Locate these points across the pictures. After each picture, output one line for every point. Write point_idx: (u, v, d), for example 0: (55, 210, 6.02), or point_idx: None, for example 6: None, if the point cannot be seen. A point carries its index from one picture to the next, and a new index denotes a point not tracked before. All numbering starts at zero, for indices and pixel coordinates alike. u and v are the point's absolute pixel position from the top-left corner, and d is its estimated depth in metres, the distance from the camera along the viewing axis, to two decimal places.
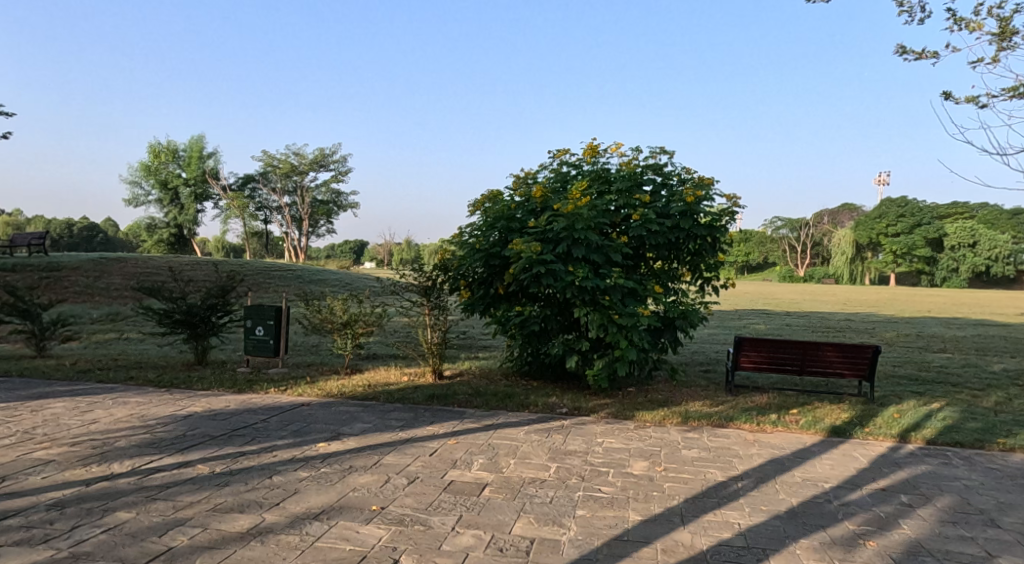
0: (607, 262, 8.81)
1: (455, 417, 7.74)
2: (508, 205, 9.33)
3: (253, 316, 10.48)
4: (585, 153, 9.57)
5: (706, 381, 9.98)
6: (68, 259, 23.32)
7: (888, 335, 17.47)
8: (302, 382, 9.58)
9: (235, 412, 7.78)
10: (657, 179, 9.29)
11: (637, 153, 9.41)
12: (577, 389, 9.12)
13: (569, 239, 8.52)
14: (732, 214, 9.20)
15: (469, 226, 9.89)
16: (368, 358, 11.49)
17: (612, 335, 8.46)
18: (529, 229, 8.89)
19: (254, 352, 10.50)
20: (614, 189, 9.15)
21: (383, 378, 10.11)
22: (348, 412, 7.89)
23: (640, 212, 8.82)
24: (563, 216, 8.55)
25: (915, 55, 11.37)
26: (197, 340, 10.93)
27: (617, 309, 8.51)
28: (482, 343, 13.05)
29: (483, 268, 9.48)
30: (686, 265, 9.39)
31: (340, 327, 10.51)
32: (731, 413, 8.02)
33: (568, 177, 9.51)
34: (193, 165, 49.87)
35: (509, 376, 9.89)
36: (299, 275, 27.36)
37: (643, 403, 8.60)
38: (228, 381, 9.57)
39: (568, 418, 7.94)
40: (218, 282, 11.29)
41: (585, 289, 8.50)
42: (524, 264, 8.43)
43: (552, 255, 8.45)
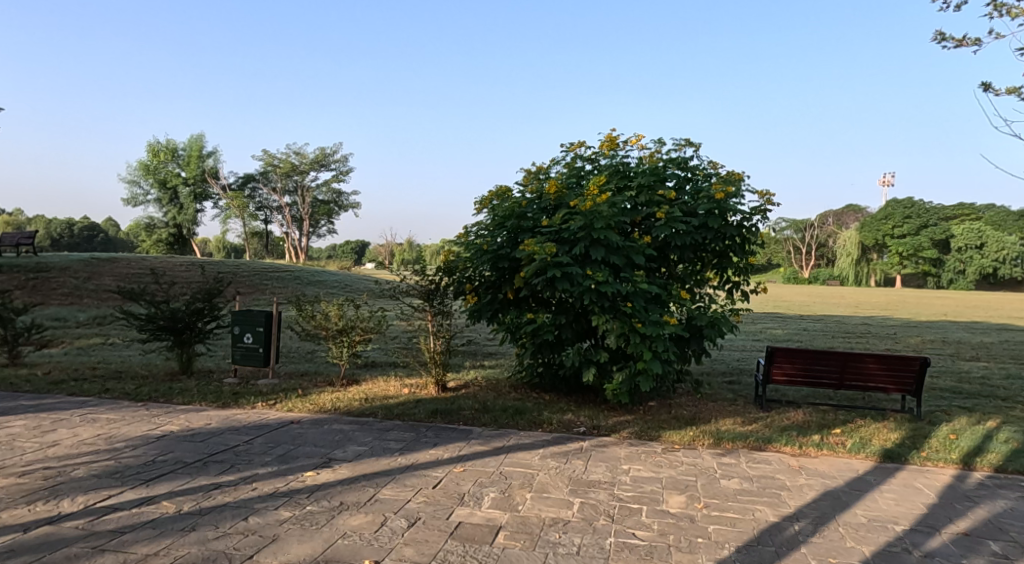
0: (628, 264, 7.99)
1: (460, 439, 6.94)
2: (518, 203, 8.54)
3: (242, 322, 9.70)
4: (603, 145, 8.79)
5: (733, 395, 9.18)
6: (59, 260, 22.55)
7: (913, 341, 16.63)
8: (293, 395, 8.78)
9: (216, 432, 6.98)
10: (683, 174, 8.50)
11: (659, 146, 8.61)
12: (594, 405, 8.33)
13: (588, 240, 7.71)
14: (765, 212, 8.41)
15: (475, 225, 9.10)
16: (366, 368, 10.70)
17: (634, 346, 7.66)
18: (542, 228, 8.09)
19: (242, 361, 9.71)
20: (635, 184, 8.35)
21: (382, 391, 9.31)
22: (342, 432, 7.09)
23: (665, 210, 8.01)
24: (580, 215, 7.74)
25: (956, 41, 10.54)
26: (182, 347, 10.15)
27: (640, 317, 7.71)
28: (488, 351, 12.23)
29: (491, 270, 8.68)
30: (713, 268, 8.59)
31: (335, 335, 9.72)
32: (769, 434, 7.21)
33: (584, 172, 8.73)
34: (193, 165, 49.13)
35: (519, 389, 9.10)
36: (297, 277, 26.52)
37: (668, 421, 7.80)
38: (212, 394, 8.76)
39: (586, 438, 7.14)
40: (205, 285, 10.50)
41: (605, 295, 7.69)
42: (537, 267, 7.63)
43: (568, 257, 7.64)
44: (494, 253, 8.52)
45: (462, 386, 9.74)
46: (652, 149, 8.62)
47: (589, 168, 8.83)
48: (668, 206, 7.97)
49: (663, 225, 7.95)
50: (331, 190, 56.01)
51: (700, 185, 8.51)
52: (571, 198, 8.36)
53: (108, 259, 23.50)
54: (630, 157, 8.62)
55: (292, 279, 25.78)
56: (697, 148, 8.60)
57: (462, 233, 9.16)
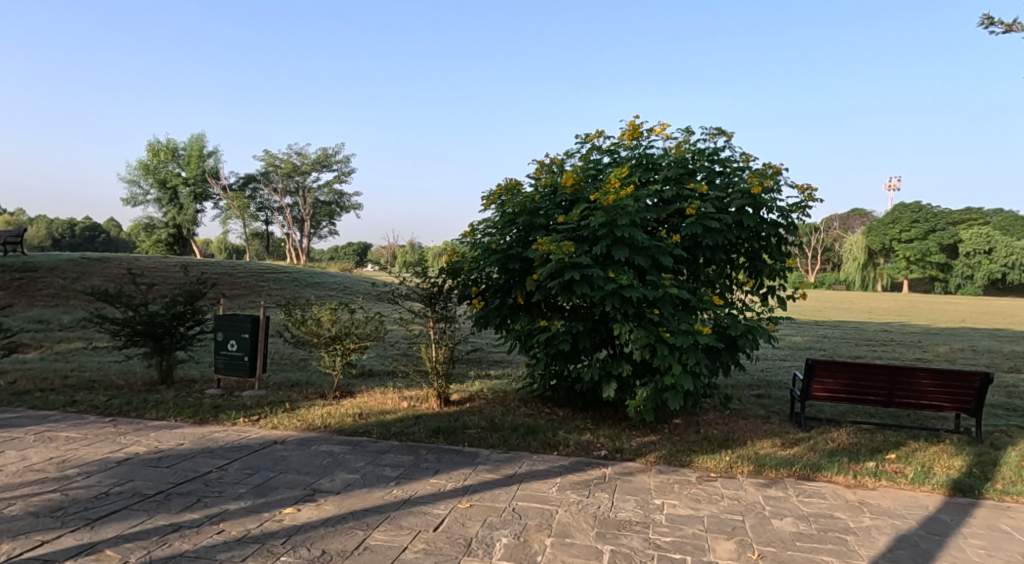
0: (654, 266, 7.14)
1: (466, 465, 6.09)
2: (531, 197, 7.70)
3: (226, 327, 8.86)
4: (624, 134, 7.94)
5: (766, 412, 8.33)
6: (49, 260, 21.75)
7: (940, 349, 15.77)
8: (279, 410, 7.93)
9: (188, 454, 6.14)
10: (714, 166, 7.64)
11: (688, 135, 7.77)
12: (613, 423, 7.48)
13: (609, 238, 6.86)
14: (805, 209, 7.57)
15: (482, 223, 8.27)
16: (362, 378, 9.84)
17: (662, 358, 6.79)
18: (557, 226, 7.24)
19: (226, 371, 8.87)
20: (661, 177, 7.51)
21: (378, 405, 8.46)
22: (331, 456, 6.24)
23: (696, 206, 7.16)
24: (601, 210, 6.89)
25: (1004, 25, 9.68)
26: (161, 355, 9.31)
27: (668, 326, 6.84)
28: (495, 360, 11.35)
29: (500, 272, 7.86)
30: (746, 271, 7.74)
31: (328, 342, 8.85)
32: (816, 460, 6.35)
33: (604, 165, 7.89)
34: (193, 165, 48.33)
35: (530, 404, 8.27)
36: (294, 278, 25.70)
37: (699, 442, 6.96)
38: (191, 407, 7.90)
39: (609, 464, 6.29)
40: (188, 287, 9.67)
41: (629, 300, 6.83)
42: (552, 269, 6.78)
43: (588, 258, 6.79)
44: (504, 253, 7.68)
45: (466, 400, 8.90)
46: (680, 139, 7.78)
47: (609, 160, 7.98)
48: (698, 202, 7.12)
49: (694, 221, 7.09)
50: (331, 191, 55.14)
51: (733, 178, 7.66)
52: (590, 193, 7.52)
53: (100, 259, 22.66)
54: (656, 147, 7.77)
55: (289, 281, 24.91)
56: (730, 138, 7.75)
57: (469, 231, 8.30)
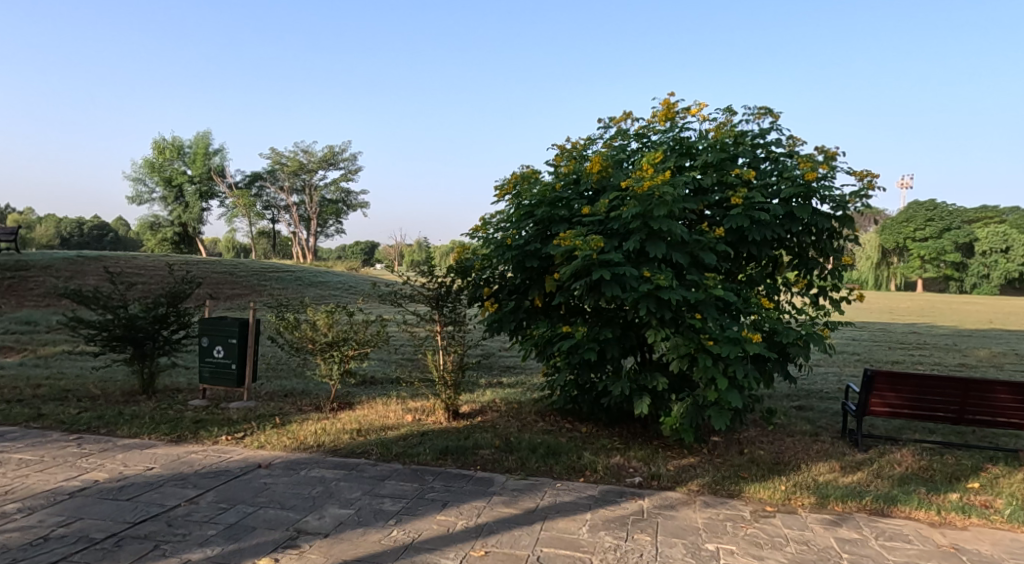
0: (693, 264, 6.24)
1: (480, 497, 5.20)
2: (551, 187, 6.83)
3: (212, 331, 8.01)
4: (656, 115, 7.06)
5: (814, 429, 7.41)
6: (46, 258, 20.98)
7: (980, 353, 14.77)
8: (268, 425, 7.07)
9: (155, 482, 5.28)
10: (759, 151, 6.76)
11: (728, 116, 6.89)
12: (645, 442, 6.59)
13: (643, 231, 5.97)
14: (864, 198, 6.65)
15: (496, 216, 7.41)
16: (363, 387, 8.97)
17: (704, 371, 5.90)
18: (583, 218, 6.35)
19: (211, 380, 8.01)
20: (699, 163, 6.61)
21: (380, 418, 7.60)
22: (322, 485, 5.37)
23: (742, 194, 6.26)
24: (634, 199, 6.00)
25: None
26: (142, 361, 8.47)
27: (711, 332, 5.95)
28: (507, 368, 10.47)
29: (516, 271, 6.99)
30: (795, 269, 6.84)
31: (324, 348, 7.96)
32: (888, 490, 5.44)
33: (633, 150, 7.01)
34: (199, 163, 47.62)
35: (549, 419, 7.41)
36: (298, 278, 24.94)
37: (746, 466, 6.06)
38: (169, 422, 7.03)
39: (645, 495, 5.40)
40: (170, 287, 8.83)
41: (666, 303, 5.93)
42: (578, 267, 5.89)
43: (619, 254, 5.89)
44: (521, 249, 6.82)
45: (477, 412, 8.04)
46: (719, 120, 6.90)
47: (639, 145, 7.10)
48: (745, 189, 6.22)
49: (740, 212, 6.19)
50: (337, 189, 54.33)
51: (780, 163, 6.77)
52: (619, 181, 6.64)
53: (97, 257, 21.91)
54: (692, 130, 6.90)
55: (291, 280, 24.07)
56: (777, 118, 6.86)
57: (480, 225, 7.42)
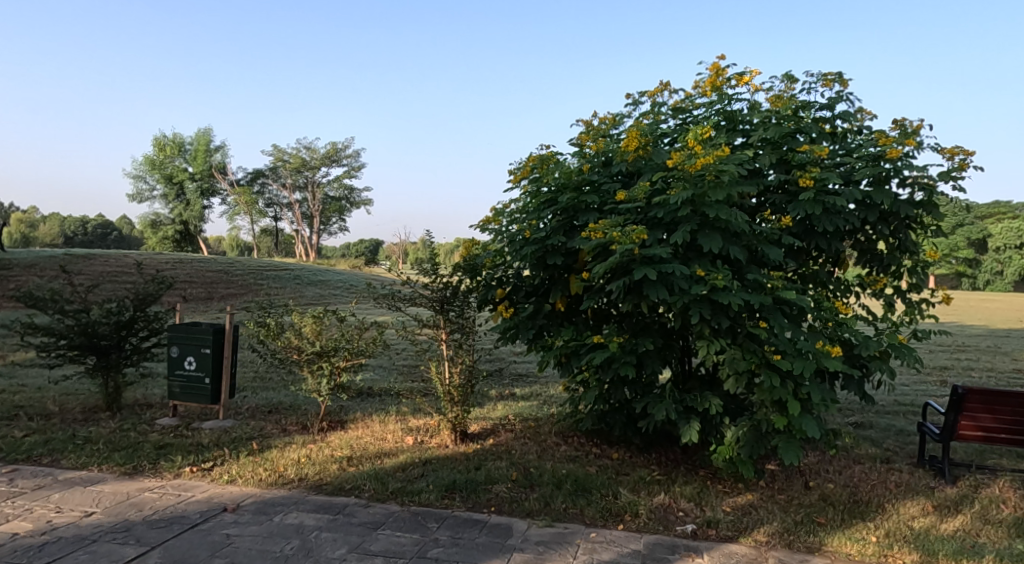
0: (753, 260, 5.14)
1: (496, 555, 4.13)
2: (578, 169, 5.75)
3: (183, 340, 6.92)
4: (701, 84, 5.97)
5: (884, 454, 6.31)
6: (32, 257, 19.95)
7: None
8: (244, 451, 6.00)
9: (89, 536, 4.23)
10: (825, 125, 5.66)
11: (789, 84, 5.78)
12: (690, 477, 5.51)
13: (694, 220, 4.88)
14: (954, 181, 5.54)
15: (511, 205, 6.34)
16: (358, 401, 7.91)
17: (769, 392, 4.81)
18: (618, 205, 5.27)
19: (181, 396, 6.94)
20: (755, 140, 5.52)
21: (376, 441, 6.53)
22: (299, 538, 4.31)
23: (812, 175, 5.14)
24: (683, 181, 4.91)
25: None
26: (105, 373, 7.40)
27: (777, 344, 4.86)
28: (519, 379, 9.41)
29: (535, 270, 5.91)
30: (867, 267, 5.75)
31: (311, 359, 6.89)
32: (1007, 543, 4.35)
33: (673, 126, 5.93)
34: (200, 159, 46.61)
35: (573, 443, 6.35)
36: (298, 276, 23.95)
37: (819, 506, 4.97)
38: (127, 448, 5.96)
39: (703, 549, 4.32)
40: (137, 287, 7.74)
41: (722, 308, 4.84)
42: (615, 264, 4.81)
43: (665, 248, 4.81)
44: (542, 243, 5.76)
45: (488, 433, 6.98)
46: (777, 89, 5.80)
47: (679, 121, 6.02)
48: (816, 170, 5.12)
49: (809, 197, 5.10)
50: (339, 185, 53.30)
51: (851, 139, 5.68)
52: (659, 162, 5.56)
53: (86, 256, 20.86)
54: (745, 101, 5.80)
55: (289, 279, 23.03)
56: (846, 87, 5.75)
57: (492, 216, 6.34)
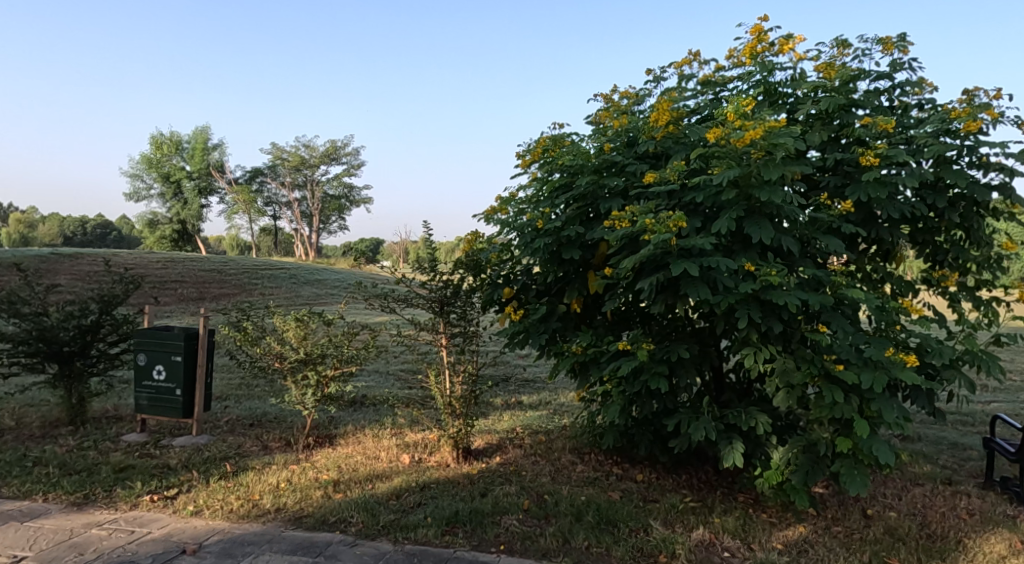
0: (807, 252, 4.38)
1: None
2: (597, 150, 4.99)
3: (150, 347, 6.16)
4: (737, 52, 5.20)
5: (944, 475, 5.54)
6: (17, 257, 19.18)
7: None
8: (216, 475, 5.25)
9: None
10: (883, 96, 4.89)
11: (840, 49, 5.00)
12: (730, 506, 4.75)
13: (740, 205, 4.11)
14: None
15: (521, 192, 5.58)
16: (349, 413, 7.15)
17: (830, 409, 4.04)
18: (647, 189, 4.50)
19: (149, 410, 6.18)
20: (804, 113, 4.75)
21: (368, 461, 5.78)
22: None
23: (878, 151, 4.32)
24: (725, 159, 4.15)
25: None
26: (66, 383, 6.63)
27: (839, 352, 4.10)
28: (526, 385, 8.65)
29: (548, 265, 5.15)
30: (932, 261, 4.97)
31: (295, 368, 6.13)
32: None
33: (705, 100, 5.16)
34: (197, 157, 45.74)
35: (591, 463, 5.58)
36: (296, 276, 23.22)
37: (886, 543, 4.21)
38: (81, 472, 5.21)
39: None
40: (104, 288, 6.98)
41: (774, 309, 4.08)
42: (647, 257, 4.05)
43: (706, 238, 4.04)
44: (556, 235, 5.01)
45: (494, 450, 6.22)
46: (826, 56, 5.01)
47: (712, 94, 5.26)
48: (882, 145, 4.31)
49: (874, 178, 4.32)
50: (338, 183, 52.56)
51: (914, 113, 4.89)
52: (693, 139, 4.79)
53: (74, 256, 20.09)
54: (789, 70, 5.04)
55: (285, 279, 22.28)
56: (907, 53, 4.96)
57: (499, 205, 5.58)
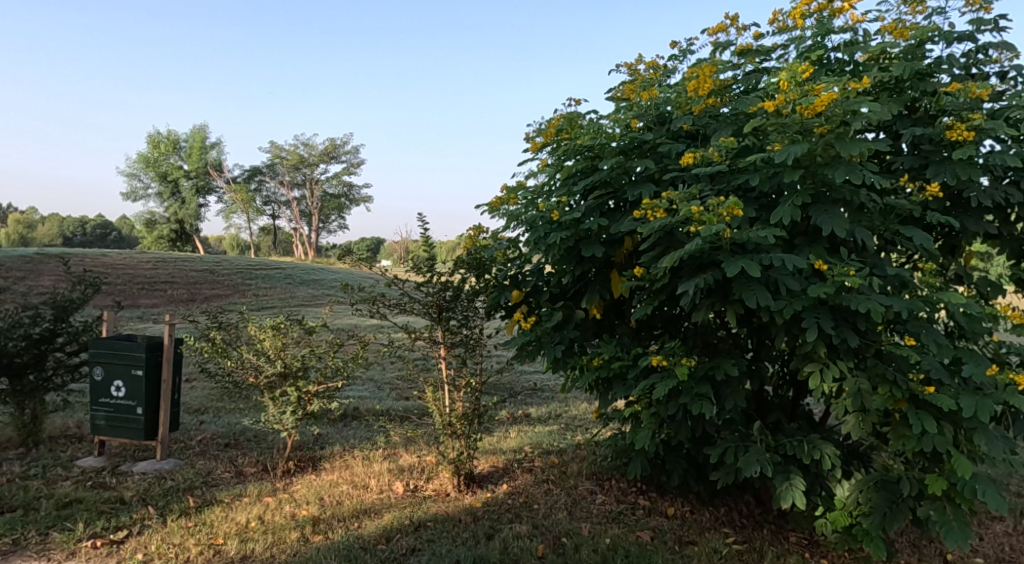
0: (884, 246, 3.60)
1: None
2: (624, 127, 4.23)
3: (108, 360, 5.40)
4: (788, 12, 4.43)
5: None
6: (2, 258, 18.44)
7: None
8: (176, 512, 4.47)
9: None
10: (966, 60, 4.11)
11: (912, 5, 4.22)
12: (783, 552, 3.98)
13: (807, 188, 3.34)
14: None
15: (533, 180, 4.82)
16: (338, 431, 6.40)
17: (920, 441, 3.26)
18: (689, 171, 3.73)
19: (107, 432, 5.41)
20: (875, 81, 3.98)
21: (356, 491, 5.02)
22: None
23: (972, 123, 3.54)
24: (789, 131, 3.36)
25: None
26: (16, 400, 5.87)
27: (929, 369, 3.32)
28: (535, 397, 7.88)
29: (565, 265, 4.39)
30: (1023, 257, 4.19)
31: (273, 383, 5.36)
32: None
33: (751, 70, 4.40)
34: (195, 156, 44.89)
35: (613, 494, 4.83)
36: (292, 278, 22.47)
37: None
38: (17, 509, 4.44)
39: None
40: (61, 290, 6.22)
41: (849, 317, 3.30)
42: (692, 253, 3.28)
43: (766, 230, 3.27)
44: (575, 228, 4.25)
45: (500, 476, 5.46)
46: (895, 15, 4.24)
47: (758, 63, 4.49)
48: (976, 116, 3.53)
49: (966, 157, 3.55)
50: (338, 181, 51.86)
51: (1001, 82, 4.11)
52: (738, 114, 4.02)
53: (62, 257, 19.37)
54: (851, 31, 4.26)
55: (280, 279, 21.53)
56: (992, 11, 4.18)
57: (506, 195, 4.81)
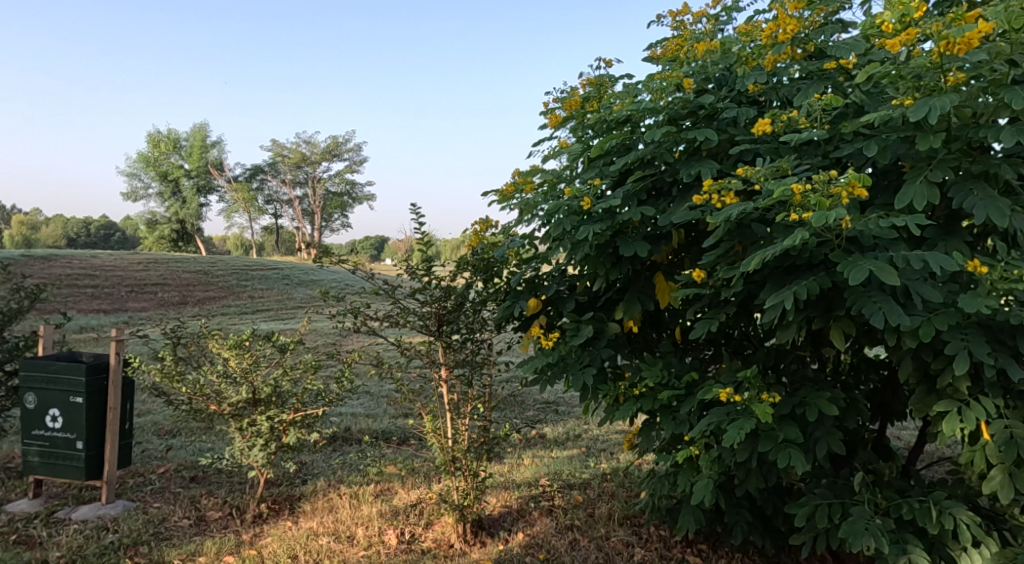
0: None
1: None
2: (677, 90, 3.28)
3: (42, 384, 4.49)
4: None
5: None
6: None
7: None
8: None
9: None
10: None
11: None
12: None
13: (950, 159, 2.39)
14: None
15: (555, 162, 3.89)
16: (325, 461, 5.50)
17: None
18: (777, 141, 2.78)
19: (42, 470, 4.51)
20: None
21: (339, 545, 4.12)
22: None
23: None
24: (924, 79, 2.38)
25: None
26: None
27: None
28: (550, 414, 6.96)
29: (599, 267, 3.46)
30: None
31: (241, 411, 4.46)
32: None
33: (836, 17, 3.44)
34: (196, 156, 44.13)
35: (654, 549, 3.92)
36: (291, 278, 21.64)
37: None
38: None
39: None
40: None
41: (1010, 339, 2.36)
42: (791, 252, 2.35)
43: (894, 217, 2.33)
44: (611, 219, 3.31)
45: (515, 518, 4.55)
46: None
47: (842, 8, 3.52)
48: None
49: None
50: (340, 180, 50.99)
51: None
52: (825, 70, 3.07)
53: (47, 260, 18.53)
54: None
55: (277, 280, 20.66)
56: None
57: (519, 181, 3.88)
